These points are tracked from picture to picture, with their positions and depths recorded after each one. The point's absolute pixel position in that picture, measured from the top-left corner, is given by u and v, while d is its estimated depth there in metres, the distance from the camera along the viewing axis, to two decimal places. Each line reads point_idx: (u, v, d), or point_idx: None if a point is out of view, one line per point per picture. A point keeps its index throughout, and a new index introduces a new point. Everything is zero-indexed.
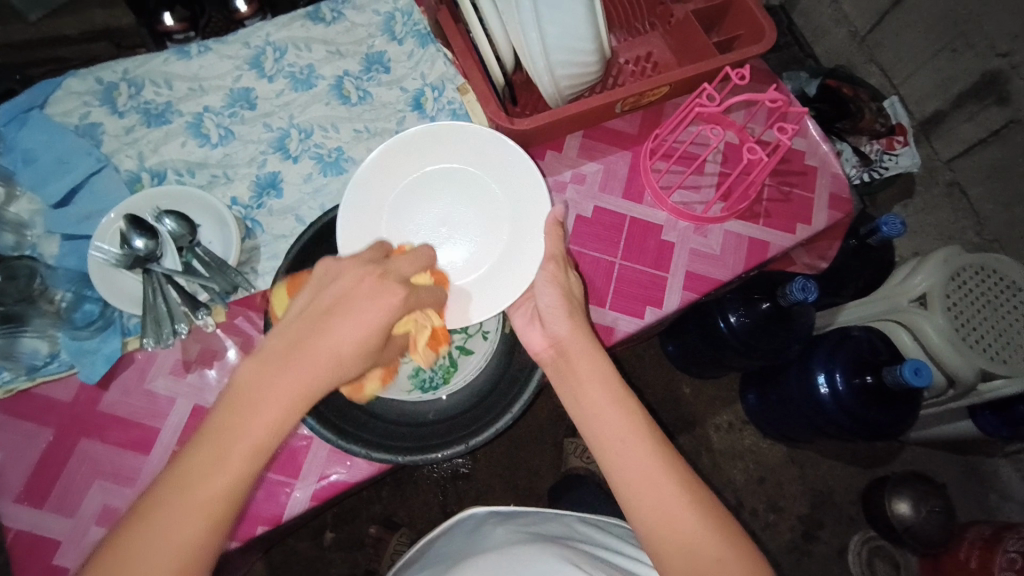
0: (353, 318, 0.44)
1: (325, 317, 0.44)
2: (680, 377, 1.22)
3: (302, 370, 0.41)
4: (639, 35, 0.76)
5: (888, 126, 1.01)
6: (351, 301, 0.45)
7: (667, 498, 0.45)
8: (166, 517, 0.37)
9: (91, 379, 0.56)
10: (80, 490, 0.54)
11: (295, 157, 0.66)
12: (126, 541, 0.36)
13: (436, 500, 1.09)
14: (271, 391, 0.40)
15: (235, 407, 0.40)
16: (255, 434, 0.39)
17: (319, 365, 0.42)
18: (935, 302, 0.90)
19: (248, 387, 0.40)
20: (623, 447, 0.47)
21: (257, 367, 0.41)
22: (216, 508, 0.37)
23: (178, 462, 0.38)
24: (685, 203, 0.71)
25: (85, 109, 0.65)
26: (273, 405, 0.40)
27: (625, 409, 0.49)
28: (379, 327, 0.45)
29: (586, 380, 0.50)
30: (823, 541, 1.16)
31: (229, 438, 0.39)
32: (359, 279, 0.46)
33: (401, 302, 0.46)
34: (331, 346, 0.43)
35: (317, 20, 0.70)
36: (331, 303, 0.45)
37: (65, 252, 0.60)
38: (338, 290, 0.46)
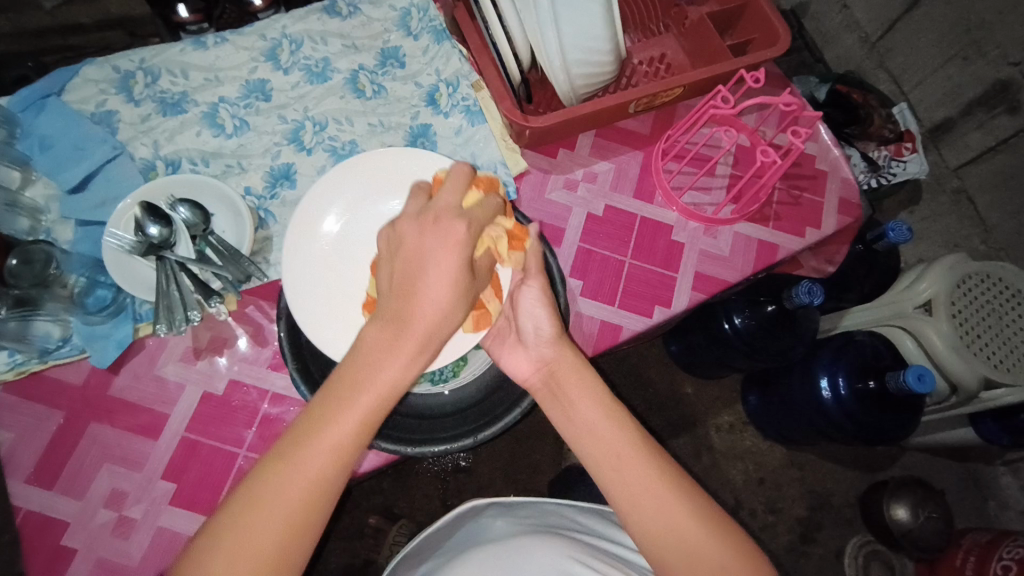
0: (439, 266, 0.45)
1: (417, 271, 0.45)
2: (683, 377, 1.22)
3: (418, 332, 0.44)
4: (654, 36, 0.76)
5: (897, 133, 1.01)
6: (428, 247, 0.46)
7: (668, 509, 0.46)
8: (306, 457, 0.41)
9: (103, 363, 0.56)
10: (89, 473, 0.55)
11: (309, 150, 0.66)
12: (269, 477, 0.41)
13: (437, 493, 1.09)
14: (392, 352, 0.43)
15: (362, 363, 0.43)
16: (382, 386, 0.43)
17: (430, 322, 0.44)
18: (940, 309, 0.90)
19: (372, 344, 0.43)
20: (620, 463, 0.48)
21: (380, 328, 0.44)
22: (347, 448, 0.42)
23: (314, 407, 0.42)
24: (695, 204, 0.71)
25: (101, 96, 0.65)
26: (395, 363, 0.43)
27: (620, 425, 0.49)
28: (461, 268, 0.45)
29: (580, 400, 0.51)
30: (820, 543, 1.17)
31: (360, 390, 0.42)
32: (424, 227, 0.46)
33: (465, 233, 0.46)
34: (435, 307, 0.44)
35: (334, 13, 0.70)
36: (414, 260, 0.45)
37: (79, 237, 0.60)
38: (414, 243, 0.46)
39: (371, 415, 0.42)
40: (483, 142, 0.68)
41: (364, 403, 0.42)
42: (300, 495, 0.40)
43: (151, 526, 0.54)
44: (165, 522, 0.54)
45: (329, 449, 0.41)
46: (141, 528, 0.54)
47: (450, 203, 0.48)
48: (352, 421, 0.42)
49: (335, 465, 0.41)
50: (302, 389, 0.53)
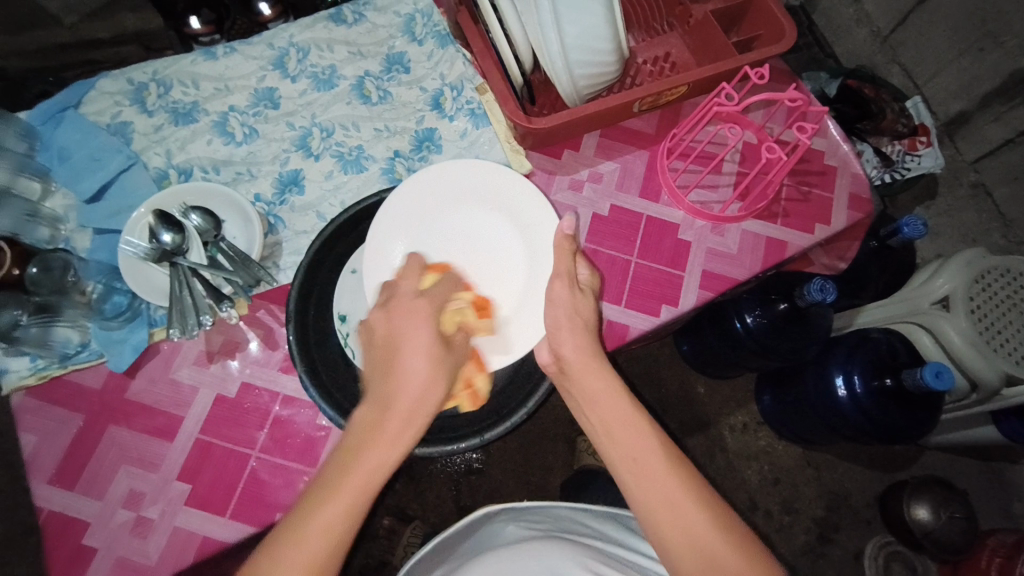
0: (411, 347, 0.48)
1: (389, 357, 0.48)
2: (695, 377, 1.21)
3: (400, 412, 0.46)
4: (658, 35, 0.76)
5: (911, 127, 0.99)
6: (400, 337, 0.49)
7: (686, 515, 0.45)
8: (291, 546, 0.40)
9: (119, 367, 0.58)
10: (108, 475, 0.56)
11: (316, 155, 0.67)
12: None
13: (449, 495, 1.10)
14: (378, 434, 0.45)
15: (347, 451, 0.44)
16: (369, 468, 0.43)
17: (407, 398, 0.46)
18: (958, 305, 0.88)
19: (358, 431, 0.45)
20: (638, 467, 0.48)
21: (367, 413, 0.46)
22: (329, 546, 0.40)
23: (303, 499, 0.43)
24: (702, 202, 0.71)
25: (116, 107, 0.67)
26: (383, 445, 0.44)
27: (638, 430, 0.49)
28: (428, 344, 0.49)
29: (598, 400, 0.51)
30: (838, 544, 1.15)
31: (347, 475, 0.43)
32: (389, 311, 0.50)
33: (428, 312, 0.50)
34: (413, 383, 0.47)
35: (339, 21, 0.72)
36: (391, 344, 0.49)
37: (96, 245, 0.62)
38: (388, 335, 0.49)
39: (361, 496, 0.42)
40: (488, 145, 0.69)
41: (352, 486, 0.42)
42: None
43: (168, 526, 0.55)
44: (181, 522, 0.55)
45: (310, 547, 0.40)
46: (158, 528, 0.55)
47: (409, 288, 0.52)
48: (338, 507, 0.42)
49: (323, 551, 0.40)
50: (309, 389, 0.53)
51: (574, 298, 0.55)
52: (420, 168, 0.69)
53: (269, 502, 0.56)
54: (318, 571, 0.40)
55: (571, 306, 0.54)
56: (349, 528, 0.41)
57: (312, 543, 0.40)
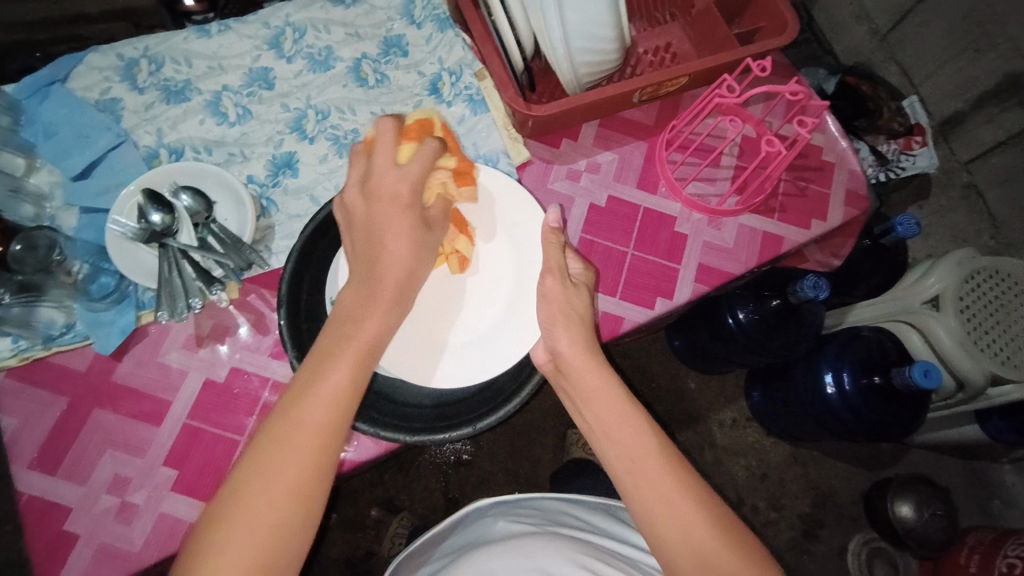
0: (397, 228, 0.49)
1: (374, 240, 0.49)
2: (686, 372, 1.22)
3: (388, 285, 0.48)
4: (660, 25, 0.75)
5: (906, 126, 1.00)
6: (385, 221, 0.49)
7: (679, 511, 0.45)
8: (309, 406, 0.43)
9: (106, 350, 0.57)
10: (92, 459, 0.55)
11: (311, 138, 0.66)
12: (270, 438, 0.43)
13: (438, 486, 1.10)
14: (370, 308, 0.48)
15: (341, 323, 0.47)
16: (363, 336, 0.47)
17: (394, 275, 0.49)
18: (948, 305, 0.89)
19: (349, 308, 0.48)
20: (634, 463, 0.48)
21: (355, 292, 0.48)
22: (341, 402, 0.44)
23: (303, 370, 0.45)
24: (699, 195, 0.70)
25: (105, 84, 0.65)
26: (375, 315, 0.48)
27: (635, 427, 0.49)
28: (412, 226, 0.50)
29: (595, 398, 0.51)
30: (822, 540, 1.16)
31: (342, 342, 0.46)
32: (368, 194, 0.50)
33: (408, 194, 0.50)
34: (397, 260, 0.49)
35: (337, 2, 0.70)
36: (373, 225, 0.49)
37: (83, 225, 0.61)
38: (367, 214, 0.50)
39: (359, 361, 0.46)
40: (486, 132, 0.68)
41: (349, 348, 0.46)
42: (312, 441, 0.43)
43: (153, 511, 0.54)
44: (167, 508, 0.54)
45: (325, 404, 0.44)
46: (142, 514, 0.54)
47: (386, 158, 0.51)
48: (342, 368, 0.45)
49: (340, 403, 0.44)
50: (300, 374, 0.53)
51: (568, 293, 0.55)
52: None
53: None
54: (334, 423, 0.44)
55: (564, 302, 0.55)
56: (359, 385, 0.45)
57: (321, 403, 0.44)
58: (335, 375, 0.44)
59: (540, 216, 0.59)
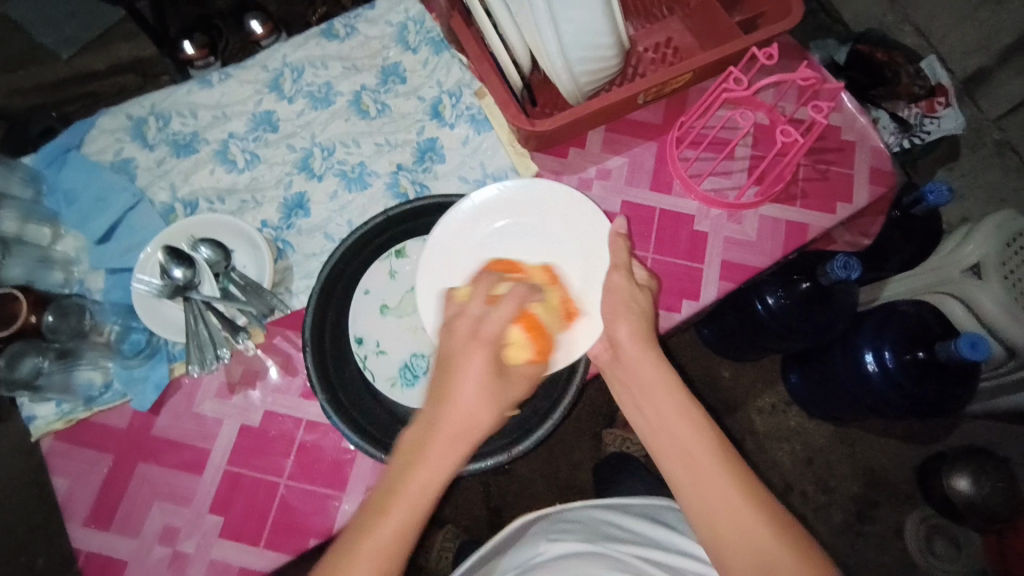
0: (473, 378, 0.47)
1: (447, 379, 0.47)
2: (719, 361, 1.19)
3: (446, 430, 0.45)
4: (657, 21, 0.73)
5: (927, 89, 0.95)
6: (466, 362, 0.48)
7: (740, 515, 0.44)
8: (351, 564, 0.41)
9: (143, 406, 0.58)
10: (141, 512, 0.57)
11: (320, 176, 0.66)
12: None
13: (479, 496, 1.10)
14: (425, 459, 0.44)
15: (398, 466, 0.45)
16: (417, 492, 0.43)
17: (460, 421, 0.46)
18: (991, 272, 0.85)
19: (409, 448, 0.46)
20: (695, 466, 0.46)
21: (416, 433, 0.46)
22: (388, 562, 0.42)
23: (362, 514, 0.44)
24: (716, 190, 0.68)
25: (118, 145, 0.67)
26: (430, 470, 0.44)
27: (693, 425, 0.48)
28: (485, 372, 0.47)
29: (655, 393, 0.51)
30: (877, 522, 1.12)
31: (394, 499, 0.43)
32: (454, 343, 0.49)
33: (485, 347, 0.48)
34: (462, 405, 0.46)
35: (332, 37, 0.71)
36: (449, 363, 0.48)
37: (110, 285, 0.62)
38: (454, 350, 0.49)
39: (407, 526, 0.43)
40: (491, 150, 0.68)
41: (405, 501, 0.43)
42: None
43: (204, 559, 0.55)
44: (217, 554, 0.56)
45: (373, 561, 0.41)
46: (194, 561, 0.55)
47: (495, 328, 0.49)
48: (391, 525, 0.42)
49: (387, 562, 0.42)
50: (331, 417, 0.53)
51: (633, 290, 0.55)
52: (424, 180, 0.67)
53: (303, 529, 0.56)
54: None
55: (630, 295, 0.54)
56: (403, 544, 0.42)
57: (370, 559, 0.42)
58: (375, 547, 0.42)
59: (605, 223, 0.58)
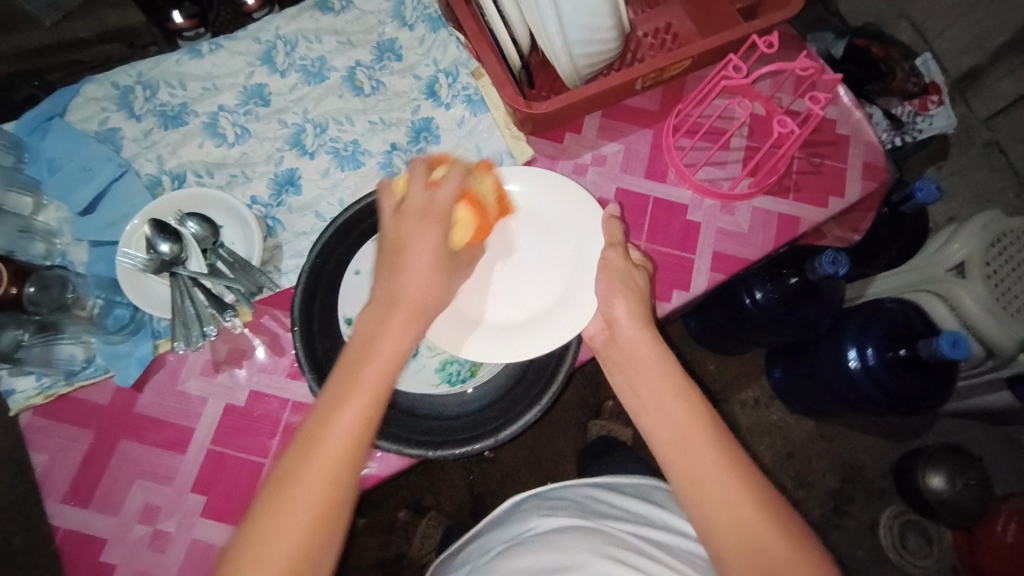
0: (423, 253, 0.47)
1: (399, 252, 0.47)
2: (704, 355, 1.21)
3: (406, 303, 0.45)
4: (657, 5, 0.72)
5: (921, 86, 0.96)
6: (418, 239, 0.47)
7: (723, 487, 0.44)
8: (320, 447, 0.40)
9: (126, 382, 0.57)
10: (122, 490, 0.56)
11: (311, 153, 0.65)
12: (285, 474, 0.40)
13: (463, 483, 1.10)
14: (386, 333, 0.44)
15: (356, 347, 0.44)
16: (378, 367, 0.43)
17: (414, 294, 0.46)
18: (974, 271, 0.87)
19: (366, 326, 0.45)
20: (680, 438, 0.47)
21: (370, 312, 0.45)
22: (360, 438, 0.41)
23: (320, 401, 0.42)
24: (710, 180, 0.68)
25: (103, 114, 0.65)
26: (391, 341, 0.44)
27: (686, 403, 0.48)
28: (438, 251, 0.47)
29: (643, 370, 0.51)
30: (852, 516, 1.15)
31: (356, 380, 0.42)
32: (400, 220, 0.48)
33: (438, 219, 0.48)
34: (416, 277, 0.46)
35: (327, 10, 0.69)
36: (397, 243, 0.47)
37: (94, 258, 0.60)
38: (400, 230, 0.48)
39: (374, 401, 0.42)
40: (487, 132, 0.67)
41: (368, 376, 0.42)
42: (325, 480, 0.40)
43: (185, 538, 0.55)
44: (199, 534, 0.55)
45: (343, 437, 0.40)
46: (175, 541, 0.55)
47: (445, 206, 0.48)
48: (358, 402, 0.41)
49: (359, 435, 0.41)
50: (320, 398, 0.53)
51: (629, 266, 0.55)
52: (418, 160, 0.66)
53: None
54: (332, 498, 0.40)
55: (625, 272, 0.55)
56: (373, 415, 0.42)
57: (335, 441, 0.40)
58: (343, 422, 0.41)
59: (597, 210, 0.58)
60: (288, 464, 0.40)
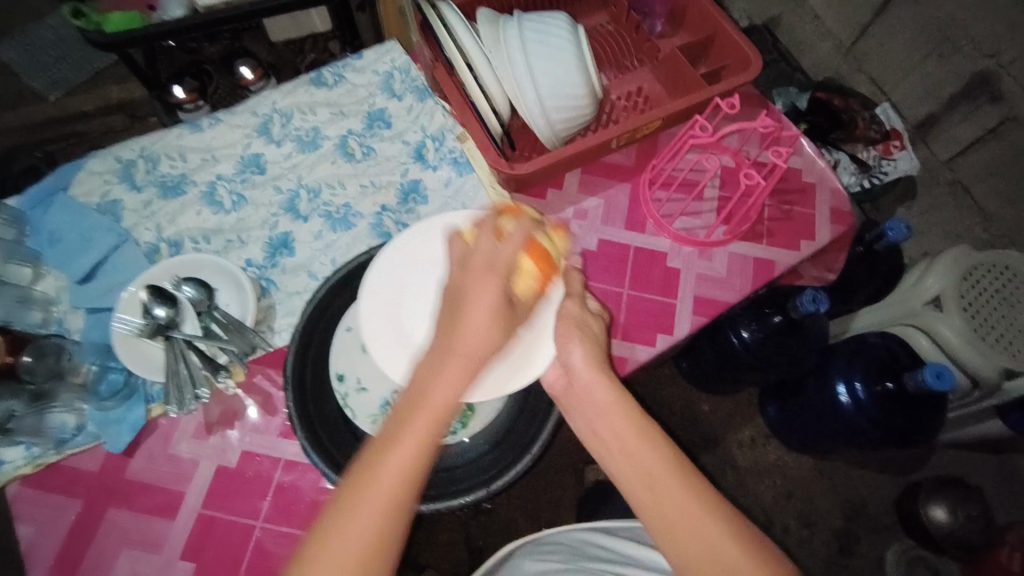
0: (485, 303, 0.45)
1: (459, 300, 0.46)
2: (698, 395, 1.21)
3: (459, 357, 0.44)
4: (629, 71, 0.78)
5: (882, 132, 1.02)
6: (479, 288, 0.46)
7: (698, 523, 0.45)
8: (370, 496, 0.41)
9: (117, 448, 0.57)
10: (109, 559, 0.55)
11: (305, 217, 0.68)
12: (338, 514, 0.41)
13: (461, 538, 1.08)
14: (440, 385, 0.44)
15: (414, 392, 0.44)
16: (432, 422, 0.43)
17: (471, 348, 0.45)
18: (950, 304, 0.89)
19: (423, 376, 0.45)
20: (654, 483, 0.47)
21: (431, 359, 0.45)
22: (409, 486, 0.41)
23: (374, 444, 0.43)
24: (687, 229, 0.72)
25: (105, 186, 0.68)
26: (444, 392, 0.43)
27: (650, 446, 0.49)
28: (499, 301, 0.46)
29: (608, 414, 0.51)
30: (859, 555, 1.13)
31: (410, 427, 0.42)
32: (464, 268, 0.47)
33: (504, 268, 0.46)
34: (474, 332, 0.45)
35: (320, 84, 0.73)
36: (459, 291, 0.47)
37: (89, 325, 0.62)
38: (461, 280, 0.47)
39: (424, 452, 0.42)
40: (473, 191, 0.70)
41: (417, 429, 0.42)
42: (373, 529, 0.40)
43: None
44: None
45: (390, 489, 0.41)
46: None
47: (505, 258, 0.46)
48: (406, 455, 0.41)
49: (407, 486, 0.41)
50: (311, 454, 0.53)
51: (585, 315, 0.57)
52: (407, 220, 0.69)
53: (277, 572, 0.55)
54: (377, 546, 0.40)
55: (580, 320, 0.56)
56: (422, 469, 0.42)
57: (383, 494, 0.41)
58: (391, 474, 0.41)
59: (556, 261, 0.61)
60: (342, 503, 0.41)
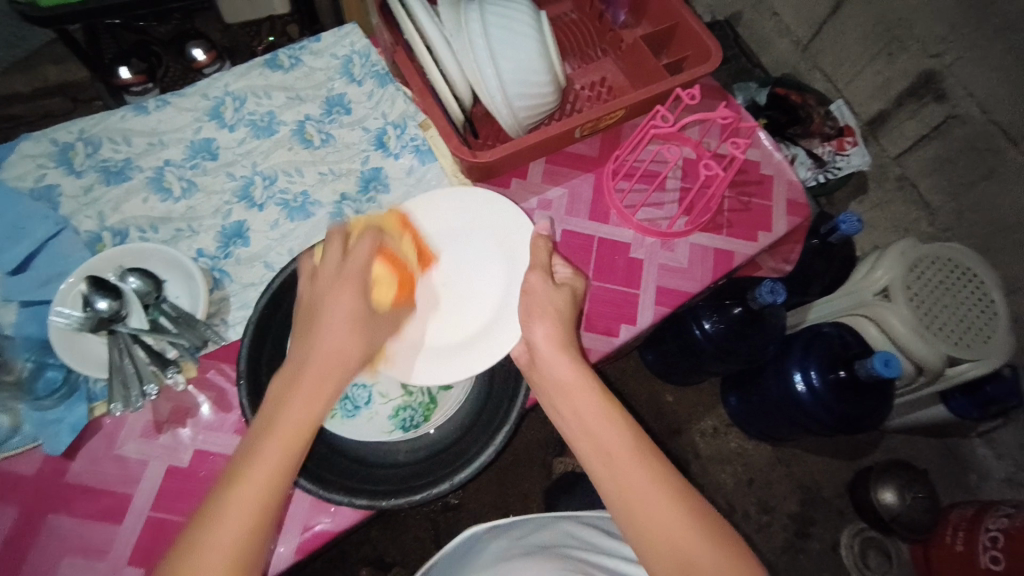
0: (340, 312, 0.51)
1: (315, 312, 0.51)
2: (663, 386, 1.23)
3: (318, 364, 0.48)
4: (593, 61, 0.78)
5: (836, 128, 1.06)
6: (332, 300, 0.51)
7: (653, 502, 0.45)
8: (241, 495, 0.42)
9: (56, 450, 0.54)
10: (48, 569, 0.52)
11: (260, 206, 0.65)
12: (210, 514, 0.42)
13: (429, 535, 1.07)
14: (297, 392, 0.47)
15: (273, 401, 0.47)
16: (291, 424, 0.45)
17: (326, 351, 0.49)
18: (898, 294, 0.93)
19: (283, 385, 0.47)
20: (613, 461, 0.48)
21: (287, 368, 0.48)
22: (278, 483, 0.43)
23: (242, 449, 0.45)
24: (650, 220, 0.72)
25: (40, 171, 0.64)
26: (307, 397, 0.46)
27: (612, 424, 0.50)
28: (352, 306, 0.51)
29: (573, 394, 0.52)
30: (814, 538, 1.17)
31: (272, 429, 0.45)
32: (313, 283, 0.53)
33: (357, 276, 0.52)
34: (332, 335, 0.50)
35: (275, 67, 0.71)
36: (316, 304, 0.51)
37: (24, 319, 0.58)
38: (316, 294, 0.52)
39: (285, 460, 0.44)
40: (436, 180, 0.69)
41: (279, 432, 0.44)
42: (246, 522, 0.41)
43: None
44: None
45: (260, 484, 0.42)
46: None
47: (355, 266, 0.53)
48: (274, 448, 0.44)
49: (279, 480, 0.43)
50: None
51: (548, 291, 0.55)
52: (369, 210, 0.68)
53: None
54: (249, 544, 0.41)
55: (547, 299, 0.55)
56: (291, 464, 0.44)
57: (250, 489, 0.42)
58: (260, 473, 0.43)
59: (530, 227, 0.61)
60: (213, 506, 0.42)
